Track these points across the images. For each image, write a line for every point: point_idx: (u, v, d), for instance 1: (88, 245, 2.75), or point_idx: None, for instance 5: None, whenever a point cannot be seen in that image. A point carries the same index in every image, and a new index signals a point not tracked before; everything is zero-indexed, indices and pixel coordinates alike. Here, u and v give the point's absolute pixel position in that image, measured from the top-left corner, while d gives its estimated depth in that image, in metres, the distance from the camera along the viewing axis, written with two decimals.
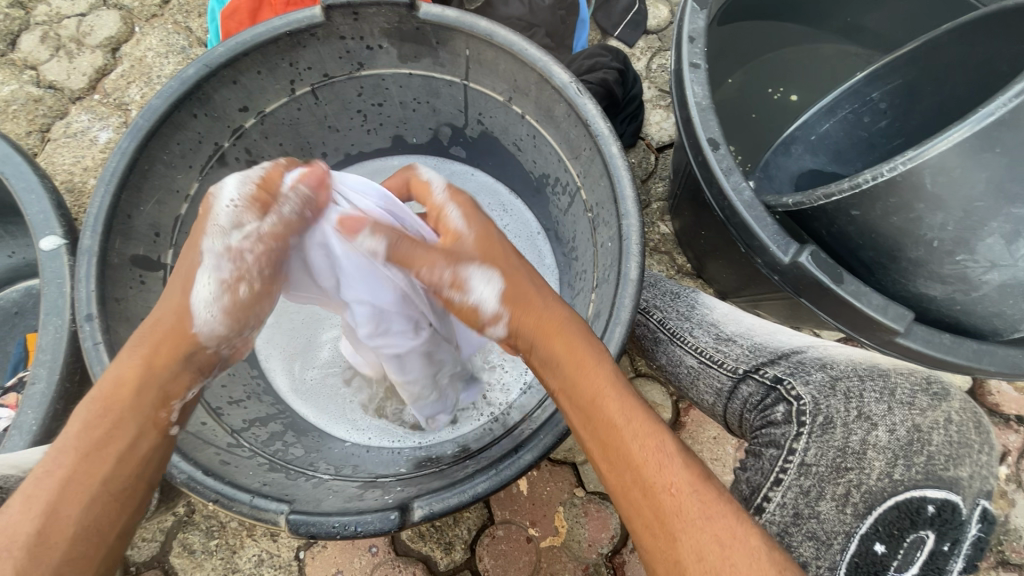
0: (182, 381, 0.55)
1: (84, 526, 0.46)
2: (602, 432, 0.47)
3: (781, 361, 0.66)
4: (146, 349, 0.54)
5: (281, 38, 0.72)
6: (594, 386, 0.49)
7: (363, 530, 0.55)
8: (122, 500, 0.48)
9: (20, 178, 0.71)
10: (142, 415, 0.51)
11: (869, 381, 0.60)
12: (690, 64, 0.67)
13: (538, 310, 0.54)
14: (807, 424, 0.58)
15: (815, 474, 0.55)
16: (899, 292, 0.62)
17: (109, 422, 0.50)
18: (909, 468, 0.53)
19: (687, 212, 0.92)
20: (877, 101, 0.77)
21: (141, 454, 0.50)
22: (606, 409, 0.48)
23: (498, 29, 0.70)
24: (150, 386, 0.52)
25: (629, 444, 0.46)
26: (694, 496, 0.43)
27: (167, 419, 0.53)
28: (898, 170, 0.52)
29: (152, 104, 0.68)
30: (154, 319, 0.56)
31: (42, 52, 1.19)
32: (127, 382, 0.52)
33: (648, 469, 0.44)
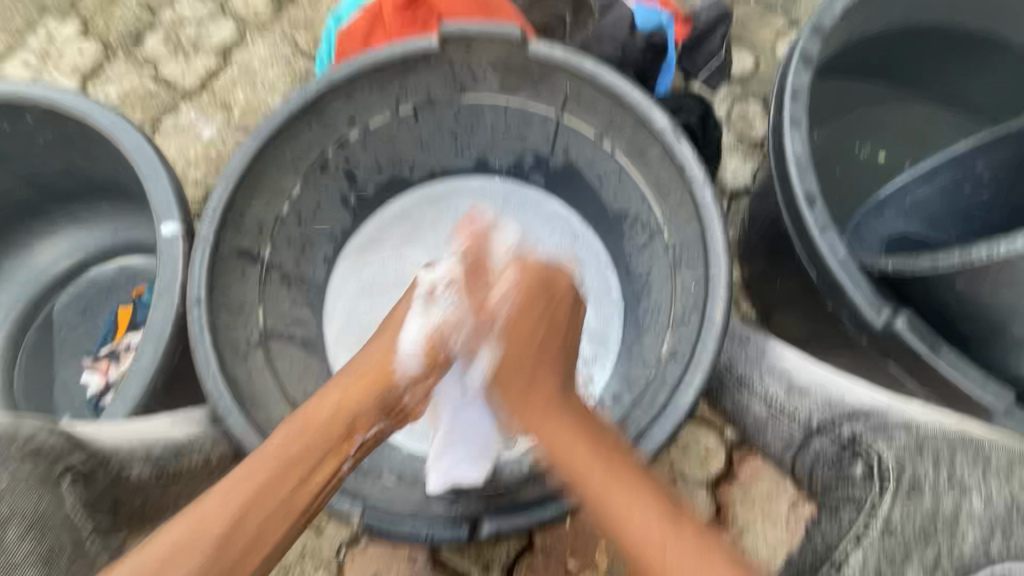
0: (364, 422, 0.62)
1: (253, 535, 0.51)
2: (605, 512, 0.54)
3: (862, 416, 0.60)
4: (350, 386, 0.63)
5: (397, 62, 0.77)
6: (581, 461, 0.57)
7: (434, 537, 0.60)
8: (290, 520, 0.53)
9: (149, 167, 0.78)
10: (331, 444, 0.58)
11: (963, 449, 0.55)
12: (791, 119, 0.68)
13: (522, 382, 0.65)
14: (891, 484, 0.54)
15: (901, 537, 0.52)
16: (996, 369, 0.60)
17: (304, 444, 0.57)
18: (1006, 540, 0.51)
19: (760, 261, 0.91)
20: (981, 172, 0.74)
21: (320, 480, 0.57)
22: (597, 490, 0.55)
23: (603, 70, 0.73)
24: (339, 420, 0.60)
25: (625, 524, 0.52)
26: (683, 563, 0.49)
27: (349, 453, 0.60)
28: (1018, 247, 0.51)
29: (276, 112, 0.74)
30: (356, 364, 0.66)
31: (163, 51, 1.29)
32: (331, 404, 0.61)
33: (635, 543, 0.51)
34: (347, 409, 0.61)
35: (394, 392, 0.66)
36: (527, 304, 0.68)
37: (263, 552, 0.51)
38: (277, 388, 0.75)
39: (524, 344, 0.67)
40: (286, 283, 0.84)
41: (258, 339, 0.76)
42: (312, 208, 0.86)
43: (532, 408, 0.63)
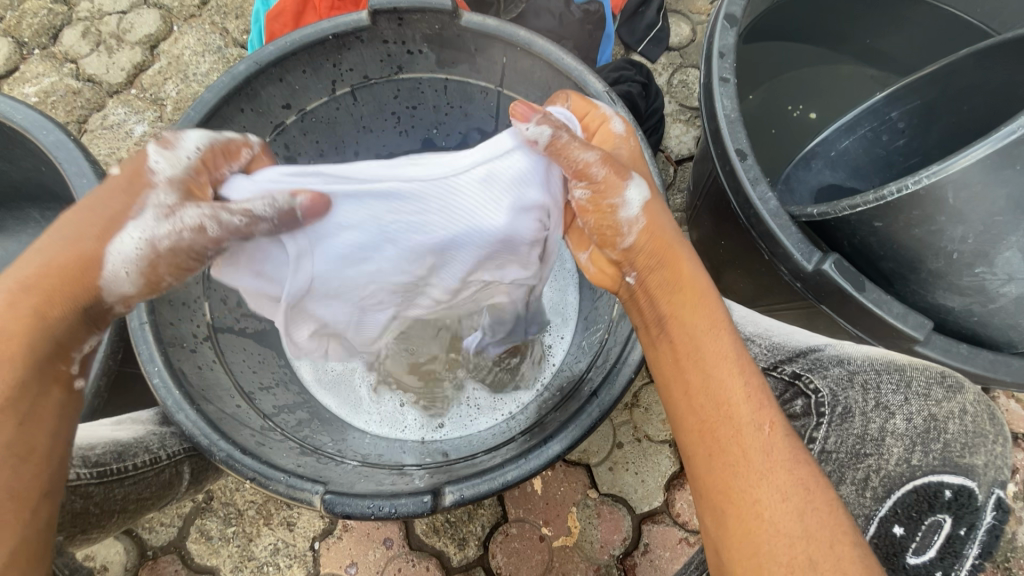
0: (77, 337, 0.51)
1: (8, 485, 0.45)
2: (711, 368, 0.49)
3: (799, 357, 0.63)
4: (30, 295, 0.47)
5: (328, 40, 0.75)
6: (710, 330, 0.51)
7: (398, 511, 0.57)
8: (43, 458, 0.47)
9: (73, 164, 0.74)
10: (42, 369, 0.49)
11: (887, 373, 0.58)
12: (719, 78, 0.70)
13: (667, 234, 0.53)
14: (826, 414, 0.58)
15: (836, 460, 0.56)
16: (917, 303, 0.64)
17: (5, 382, 0.46)
18: (926, 454, 0.53)
19: (706, 223, 0.94)
20: (896, 120, 0.80)
21: (52, 410, 0.49)
22: (718, 352, 0.50)
23: (536, 39, 0.74)
24: (42, 334, 0.48)
25: (737, 388, 0.48)
26: (770, 435, 0.47)
27: (67, 369, 0.51)
28: (923, 183, 0.55)
29: (204, 97, 0.71)
30: (32, 258, 0.48)
31: (83, 47, 1.22)
32: (16, 333, 0.47)
33: (743, 407, 0.48)
34: (49, 326, 0.48)
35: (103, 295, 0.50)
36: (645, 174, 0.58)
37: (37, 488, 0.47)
38: (230, 381, 0.72)
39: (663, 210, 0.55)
40: None
41: (205, 334, 0.73)
42: None
43: (668, 266, 0.53)
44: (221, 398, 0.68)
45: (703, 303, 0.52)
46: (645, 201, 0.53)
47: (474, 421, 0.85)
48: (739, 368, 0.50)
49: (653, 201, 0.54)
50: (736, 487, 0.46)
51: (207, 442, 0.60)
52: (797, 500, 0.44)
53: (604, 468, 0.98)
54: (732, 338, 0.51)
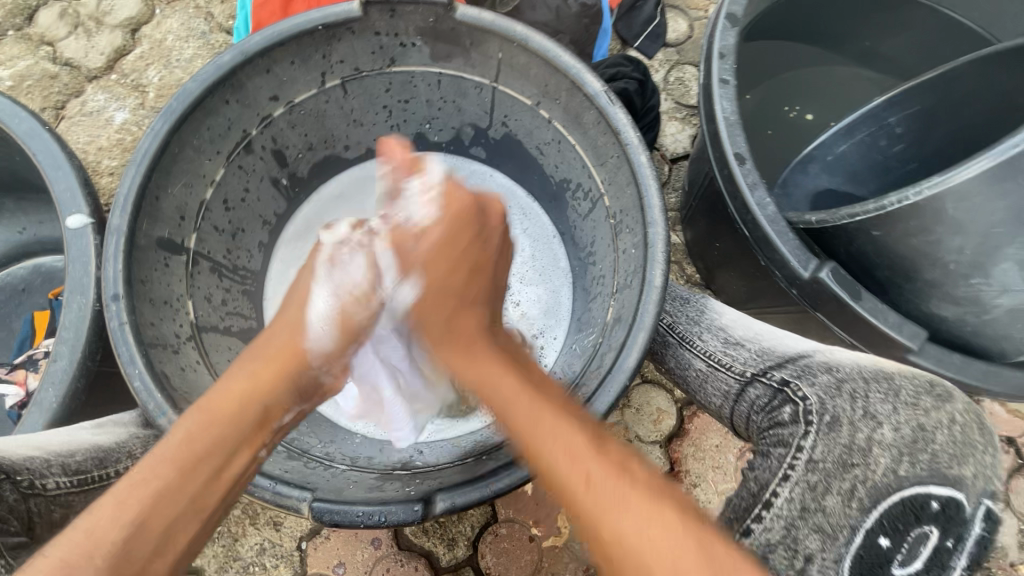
0: (278, 411, 0.59)
1: (167, 525, 0.47)
2: (549, 467, 0.51)
3: (788, 364, 0.63)
4: (259, 371, 0.60)
5: (318, 30, 0.72)
6: (535, 419, 0.54)
7: (388, 519, 0.56)
8: (205, 512, 0.49)
9: (48, 155, 0.71)
10: (242, 430, 0.54)
11: (875, 383, 0.58)
12: (719, 80, 0.69)
13: (441, 297, 0.68)
14: (814, 422, 0.55)
15: (823, 470, 0.52)
16: (912, 311, 0.64)
17: (215, 436, 0.52)
18: (913, 465, 0.51)
19: (700, 224, 0.94)
20: (894, 125, 0.79)
21: (233, 470, 0.53)
22: (520, 410, 0.55)
23: (533, 35, 0.71)
24: (255, 406, 0.56)
25: (572, 471, 0.49)
26: (607, 485, 0.47)
27: (265, 443, 0.57)
28: (923, 195, 0.54)
29: (187, 88, 0.68)
30: (266, 346, 0.63)
31: (60, 29, 1.18)
32: (239, 393, 0.57)
33: (555, 457, 0.50)
34: (266, 401, 0.58)
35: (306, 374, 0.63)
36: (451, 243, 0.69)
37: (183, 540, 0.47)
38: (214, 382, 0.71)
39: (444, 282, 0.68)
40: (218, 272, 0.79)
41: (188, 333, 0.72)
42: (240, 192, 0.81)
43: (468, 370, 0.62)
44: None
45: (491, 372, 0.60)
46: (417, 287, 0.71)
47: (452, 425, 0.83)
48: (549, 419, 0.53)
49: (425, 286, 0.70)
50: (602, 535, 0.46)
51: None
52: (638, 531, 0.44)
53: None
54: (533, 400, 0.56)
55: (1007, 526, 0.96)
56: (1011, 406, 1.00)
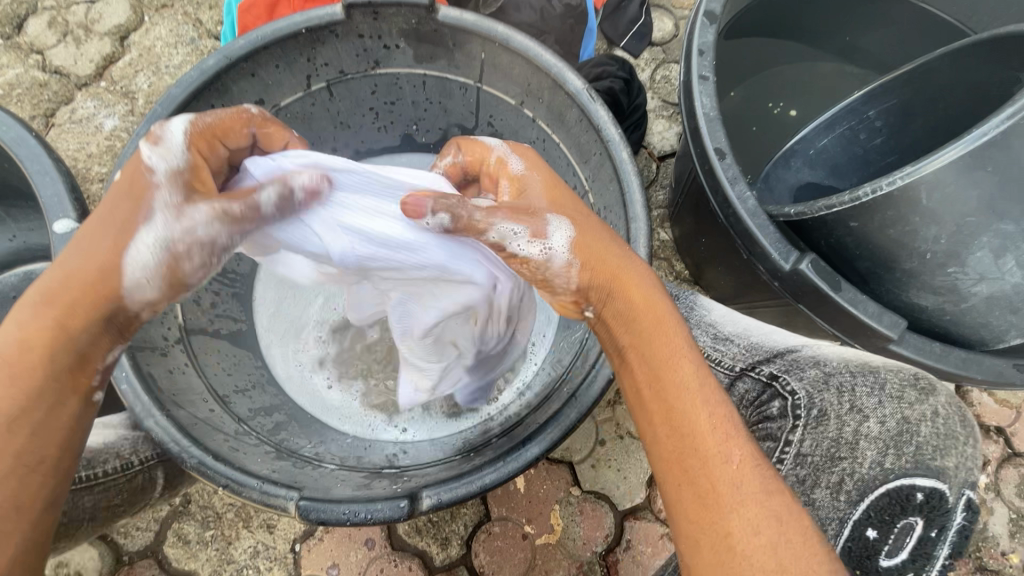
0: (102, 346, 0.48)
1: (10, 496, 0.43)
2: (671, 395, 0.47)
3: (777, 358, 0.64)
4: (50, 308, 0.45)
5: (301, 33, 0.73)
6: (665, 349, 0.49)
7: (372, 517, 0.57)
8: (40, 470, 0.45)
9: (35, 161, 0.72)
10: (58, 379, 0.46)
11: (861, 376, 0.56)
12: (699, 76, 0.70)
13: (607, 261, 0.51)
14: (802, 417, 0.59)
15: (811, 463, 0.56)
16: (892, 301, 0.65)
17: (18, 393, 0.44)
18: (899, 457, 0.49)
19: (687, 220, 0.94)
20: (874, 119, 0.80)
21: (64, 419, 0.46)
22: (676, 367, 0.48)
23: (515, 34, 0.72)
24: (59, 348, 0.45)
25: (698, 407, 0.46)
26: (754, 485, 0.44)
27: (92, 382, 0.48)
28: (897, 184, 0.55)
29: (171, 92, 0.69)
30: (56, 270, 0.47)
31: (49, 37, 1.18)
32: (40, 332, 0.45)
33: (700, 421, 0.46)
34: (71, 340, 0.46)
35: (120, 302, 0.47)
36: (569, 199, 0.56)
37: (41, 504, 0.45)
38: (203, 385, 0.71)
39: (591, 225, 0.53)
40: None
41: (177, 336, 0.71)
42: None
43: (646, 311, 0.50)
44: (192, 403, 0.66)
45: (663, 327, 0.50)
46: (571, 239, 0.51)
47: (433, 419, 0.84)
48: (701, 392, 0.47)
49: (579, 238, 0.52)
50: (706, 518, 0.44)
51: (178, 449, 0.59)
52: (770, 534, 0.41)
53: (586, 465, 0.98)
54: (695, 363, 0.48)
55: (997, 515, 0.96)
56: (999, 396, 1.01)
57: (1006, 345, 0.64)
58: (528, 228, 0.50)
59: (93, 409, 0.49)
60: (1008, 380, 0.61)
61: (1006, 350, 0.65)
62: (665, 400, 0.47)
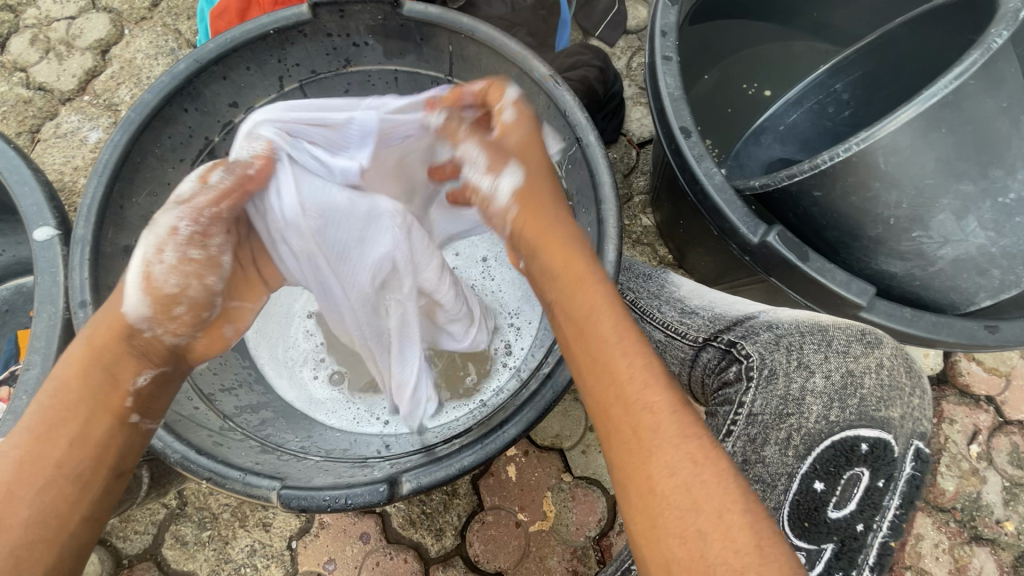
0: (130, 368, 0.51)
1: (36, 507, 0.45)
2: (596, 347, 0.47)
3: (736, 325, 0.62)
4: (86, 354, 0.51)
5: (270, 35, 0.74)
6: (590, 302, 0.48)
7: (355, 502, 0.58)
8: (81, 483, 0.47)
9: (15, 173, 0.74)
10: (92, 400, 0.49)
11: (810, 334, 0.58)
12: (662, 57, 0.70)
13: (539, 210, 0.54)
14: (754, 377, 0.57)
15: (762, 422, 0.55)
16: (862, 270, 0.65)
17: (67, 404, 0.48)
18: (843, 411, 0.54)
19: (666, 202, 0.95)
20: (841, 92, 0.81)
21: (95, 438, 0.49)
22: (601, 320, 0.47)
23: (479, 25, 0.73)
24: (93, 372, 0.50)
25: (618, 357, 0.46)
26: (670, 430, 0.42)
27: (124, 404, 0.51)
28: (853, 150, 0.55)
29: (144, 98, 0.70)
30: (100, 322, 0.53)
31: (32, 55, 1.20)
32: (77, 369, 0.49)
33: (627, 380, 0.44)
34: (100, 365, 0.50)
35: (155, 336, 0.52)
36: (543, 156, 0.57)
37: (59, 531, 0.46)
38: (187, 384, 0.71)
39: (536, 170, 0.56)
40: None
41: None
42: None
43: (566, 265, 0.51)
44: (177, 401, 0.67)
45: (585, 283, 0.50)
46: (515, 186, 0.55)
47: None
48: (624, 345, 0.46)
49: (525, 182, 0.56)
50: (631, 465, 0.42)
51: (161, 445, 0.60)
52: (684, 476, 0.40)
53: (577, 451, 0.99)
54: (616, 316, 0.48)
55: (991, 483, 0.96)
56: (987, 364, 1.01)
57: (978, 308, 0.64)
58: (485, 164, 0.56)
59: (128, 433, 0.51)
60: (980, 341, 0.62)
61: (979, 314, 0.65)
62: (591, 353, 0.47)
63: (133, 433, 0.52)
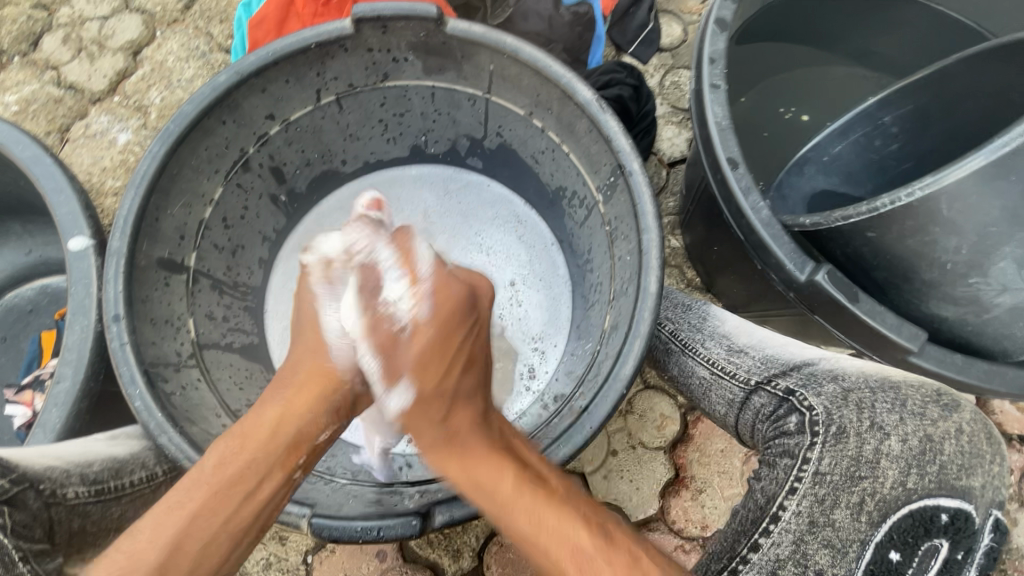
0: (315, 428, 0.61)
1: (198, 556, 0.52)
2: (499, 505, 0.56)
3: (793, 372, 0.62)
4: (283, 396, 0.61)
5: (311, 49, 0.73)
6: (487, 464, 0.58)
7: (385, 535, 0.57)
8: (242, 535, 0.55)
9: (50, 180, 0.74)
10: (271, 457, 0.57)
11: (882, 392, 0.58)
12: (710, 85, 0.69)
13: (422, 404, 0.62)
14: (820, 433, 0.56)
15: (830, 483, 0.53)
16: (911, 312, 0.63)
17: (247, 459, 0.56)
18: (921, 478, 0.53)
19: (699, 227, 0.92)
20: (889, 125, 0.80)
21: (265, 496, 0.56)
22: (498, 479, 0.57)
23: (523, 46, 0.72)
24: (276, 433, 0.58)
25: (528, 524, 0.54)
26: (588, 567, 0.51)
27: (298, 463, 0.59)
28: (917, 195, 0.54)
29: (184, 109, 0.70)
30: (289, 369, 0.65)
31: (64, 53, 1.20)
32: (270, 423, 0.59)
33: (541, 534, 0.54)
34: (286, 421, 0.60)
35: (344, 390, 0.64)
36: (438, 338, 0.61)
37: None
38: (216, 400, 0.72)
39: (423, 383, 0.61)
40: (218, 289, 0.81)
41: (190, 351, 0.73)
42: (239, 209, 0.82)
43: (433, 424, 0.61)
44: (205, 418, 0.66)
45: (454, 450, 0.60)
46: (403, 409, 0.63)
47: None
48: (517, 493, 0.56)
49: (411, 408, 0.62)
50: None
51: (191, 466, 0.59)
52: None
53: (597, 476, 0.97)
54: (509, 469, 0.57)
55: None
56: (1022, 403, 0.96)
57: None
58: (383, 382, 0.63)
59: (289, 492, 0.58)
60: None
61: None
62: (523, 524, 0.55)
63: (286, 497, 0.59)
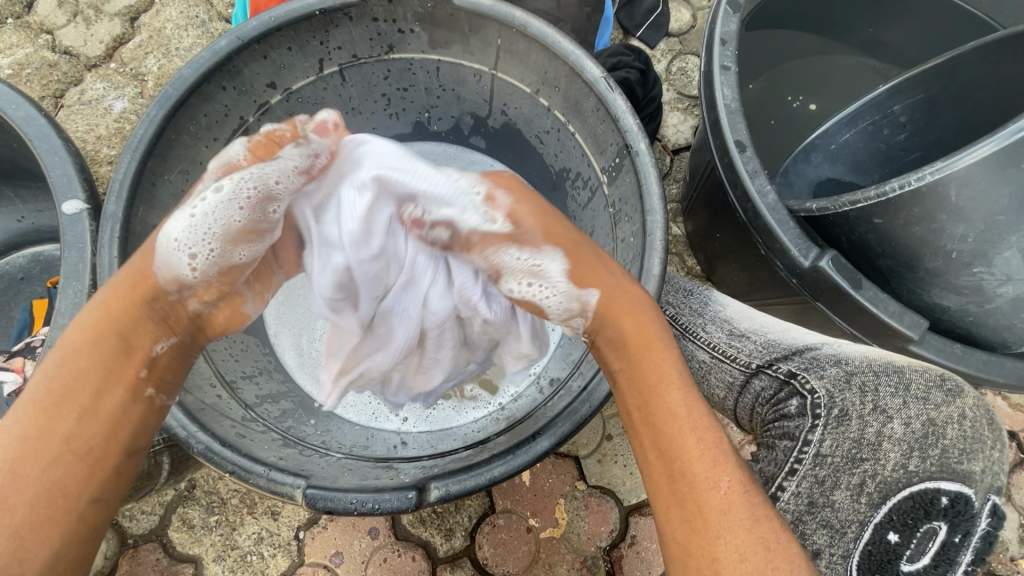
0: (146, 336, 0.54)
1: (47, 485, 0.47)
2: (658, 418, 0.50)
3: (794, 356, 0.63)
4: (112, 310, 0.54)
5: (315, 15, 0.72)
6: (658, 373, 0.52)
7: (383, 507, 0.57)
8: (89, 458, 0.50)
9: (44, 141, 0.73)
10: (107, 369, 0.52)
11: (886, 376, 0.57)
12: (720, 66, 0.68)
13: (625, 294, 0.57)
14: (822, 416, 0.56)
15: (831, 464, 0.54)
16: (913, 302, 0.63)
17: (78, 373, 0.51)
18: (924, 461, 0.53)
19: (702, 213, 0.91)
20: (898, 114, 0.79)
21: (108, 409, 0.51)
22: (669, 402, 0.50)
23: (533, 20, 0.70)
24: (104, 345, 0.52)
25: (685, 435, 0.48)
26: (730, 507, 0.45)
27: (138, 376, 0.54)
28: (926, 180, 0.54)
29: (183, 73, 0.68)
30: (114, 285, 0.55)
31: (59, 17, 1.17)
32: (91, 330, 0.53)
33: (701, 460, 0.47)
34: (123, 337, 0.53)
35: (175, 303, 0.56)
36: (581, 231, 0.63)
37: (80, 501, 0.48)
38: (211, 369, 0.69)
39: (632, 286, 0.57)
40: None
41: None
42: None
43: (620, 316, 0.56)
44: (199, 388, 0.66)
45: (651, 353, 0.53)
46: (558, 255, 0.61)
47: (433, 410, 0.83)
48: (691, 420, 0.49)
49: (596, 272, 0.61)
50: (696, 543, 0.45)
51: (185, 434, 0.58)
52: (754, 562, 0.43)
53: (592, 460, 0.97)
54: (683, 388, 0.51)
55: (1009, 520, 0.91)
56: (1014, 399, 0.96)
57: None
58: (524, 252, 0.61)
59: (138, 409, 0.53)
60: None
61: None
62: (667, 430, 0.49)
63: (145, 408, 0.54)
